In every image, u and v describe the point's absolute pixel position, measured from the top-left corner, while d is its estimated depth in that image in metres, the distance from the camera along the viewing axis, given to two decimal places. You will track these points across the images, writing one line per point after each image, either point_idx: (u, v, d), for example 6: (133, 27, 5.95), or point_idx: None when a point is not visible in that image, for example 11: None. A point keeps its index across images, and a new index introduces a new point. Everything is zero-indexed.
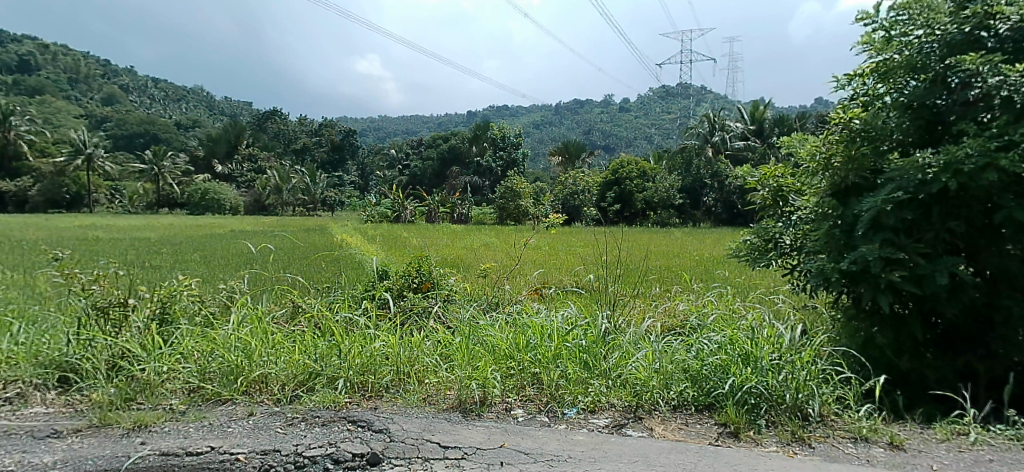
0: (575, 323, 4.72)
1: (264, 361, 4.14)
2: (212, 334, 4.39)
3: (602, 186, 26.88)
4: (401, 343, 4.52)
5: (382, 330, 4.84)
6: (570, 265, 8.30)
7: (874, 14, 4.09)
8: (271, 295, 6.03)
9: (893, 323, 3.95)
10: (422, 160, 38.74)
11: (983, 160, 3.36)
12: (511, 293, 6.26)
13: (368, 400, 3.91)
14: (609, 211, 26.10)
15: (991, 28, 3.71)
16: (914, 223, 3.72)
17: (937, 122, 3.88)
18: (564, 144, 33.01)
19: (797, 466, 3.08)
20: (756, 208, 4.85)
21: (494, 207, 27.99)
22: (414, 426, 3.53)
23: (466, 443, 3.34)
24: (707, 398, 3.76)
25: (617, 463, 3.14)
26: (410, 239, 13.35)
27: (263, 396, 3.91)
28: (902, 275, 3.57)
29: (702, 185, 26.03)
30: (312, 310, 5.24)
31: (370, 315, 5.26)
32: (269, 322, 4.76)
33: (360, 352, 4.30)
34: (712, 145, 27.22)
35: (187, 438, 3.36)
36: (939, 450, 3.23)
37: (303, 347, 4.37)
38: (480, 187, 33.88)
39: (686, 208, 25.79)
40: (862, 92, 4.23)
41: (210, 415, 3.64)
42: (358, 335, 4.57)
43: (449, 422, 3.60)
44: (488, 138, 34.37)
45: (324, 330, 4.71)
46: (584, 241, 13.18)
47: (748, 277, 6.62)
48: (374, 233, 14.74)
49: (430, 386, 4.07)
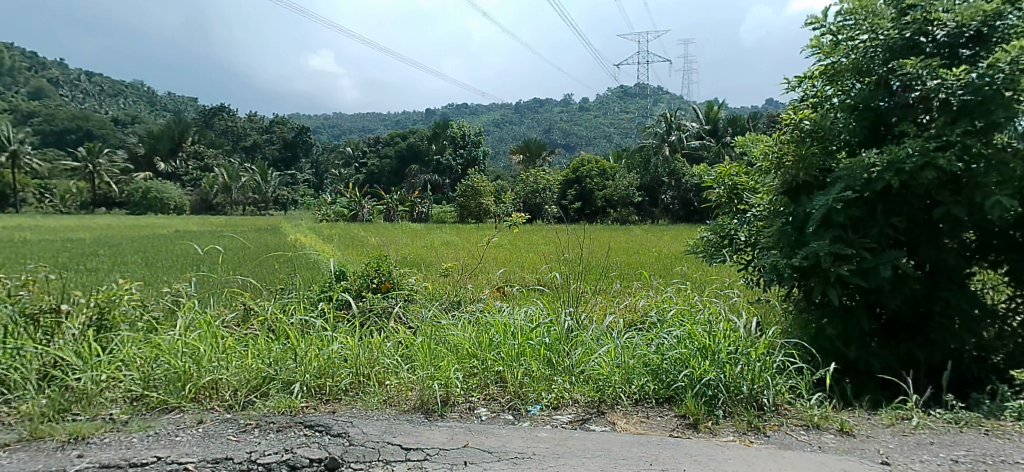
0: (538, 320, 4.76)
1: (214, 367, 4.00)
2: (156, 340, 4.20)
3: (564, 183, 27.66)
4: (361, 344, 4.47)
5: (340, 332, 4.77)
6: (531, 263, 8.31)
7: (822, 18, 4.28)
8: (218, 296, 5.83)
9: (842, 314, 4.14)
10: (380, 158, 38.23)
11: (922, 160, 3.55)
12: (473, 291, 6.22)
13: (325, 404, 3.84)
14: (571, 209, 27.07)
15: (929, 33, 3.92)
16: (860, 220, 3.93)
17: (881, 123, 4.08)
18: (524, 143, 33.19)
19: (753, 455, 3.18)
20: (712, 206, 5.03)
21: (454, 205, 27.68)
22: (374, 429, 3.48)
23: (428, 444, 3.31)
24: (667, 391, 3.89)
25: (581, 457, 3.17)
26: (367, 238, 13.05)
27: (213, 403, 3.78)
28: (849, 269, 3.77)
29: (660, 183, 26.57)
30: (265, 312, 5.13)
31: (327, 318, 5.17)
32: (219, 326, 4.62)
33: (318, 354, 4.21)
34: (669, 144, 27.54)
35: (130, 449, 3.21)
36: (884, 435, 3.40)
37: (256, 351, 4.26)
38: (440, 186, 33.59)
39: (644, 206, 26.37)
40: (811, 94, 4.42)
41: (156, 424, 3.49)
42: (315, 338, 4.49)
43: (411, 423, 3.56)
44: (447, 137, 34.10)
45: (279, 334, 4.62)
46: (545, 239, 13.21)
47: (705, 273, 6.81)
48: (333, 233, 14.49)
49: (390, 388, 4.03)
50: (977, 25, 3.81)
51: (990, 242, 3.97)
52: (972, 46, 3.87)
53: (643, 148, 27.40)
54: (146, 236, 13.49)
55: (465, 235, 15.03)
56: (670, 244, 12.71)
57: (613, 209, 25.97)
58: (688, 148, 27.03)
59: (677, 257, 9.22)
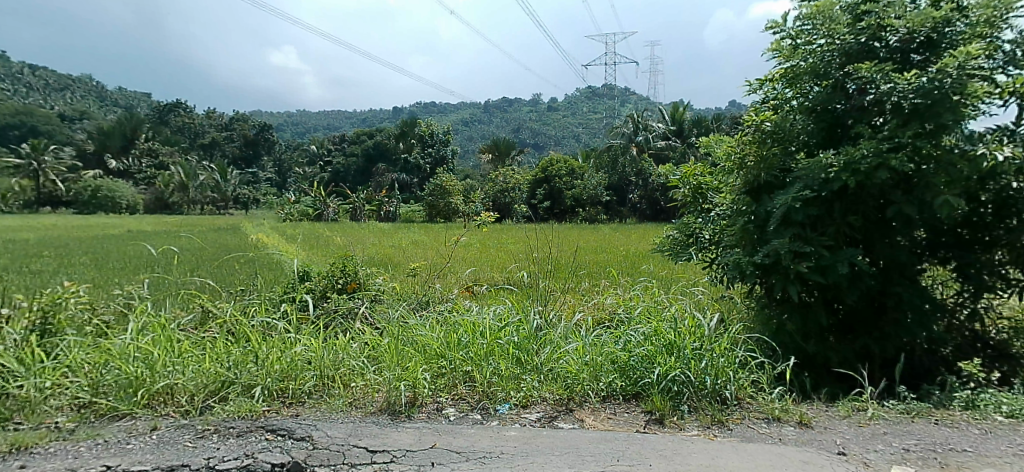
0: (506, 319, 4.78)
1: (169, 372, 3.88)
2: (105, 345, 4.07)
3: (532, 183, 27.82)
4: (325, 346, 4.39)
5: (304, 334, 4.69)
6: (500, 262, 8.32)
7: (781, 23, 4.42)
8: (173, 298, 5.63)
9: (801, 309, 4.29)
10: (345, 156, 37.61)
11: (876, 161, 3.71)
12: (441, 291, 6.19)
13: (287, 407, 3.76)
14: (540, 208, 27.24)
15: (883, 39, 4.10)
16: (818, 218, 4.09)
17: (838, 125, 4.24)
18: (494, 143, 33.32)
19: (717, 448, 3.26)
20: (678, 205, 5.15)
21: (422, 205, 27.51)
22: (339, 432, 3.43)
23: (394, 446, 3.28)
24: (635, 387, 3.96)
25: (548, 455, 3.19)
26: (332, 238, 12.79)
27: (168, 409, 3.67)
28: (808, 266, 3.91)
29: (628, 182, 27.03)
30: (224, 314, 5.00)
31: (291, 320, 5.06)
32: (174, 329, 4.49)
33: (280, 357, 4.13)
34: (637, 144, 28.03)
35: (77, 458, 3.10)
36: (841, 426, 3.54)
37: (214, 355, 4.16)
38: (409, 185, 33.25)
39: (613, 205, 26.83)
40: (772, 96, 4.56)
41: (105, 432, 3.37)
42: (277, 340, 4.40)
43: (377, 425, 3.53)
44: (416, 135, 33.92)
45: (238, 337, 4.52)
46: (515, 238, 13.26)
47: (671, 271, 6.93)
48: (297, 232, 14.19)
49: (356, 390, 3.98)
50: (927, 31, 3.99)
51: (940, 240, 4.15)
52: (923, 51, 4.07)
53: (611, 148, 27.73)
54: (95, 235, 12.98)
55: (434, 234, 14.99)
56: (639, 242, 12.92)
57: (582, 208, 26.34)
58: (655, 148, 27.48)
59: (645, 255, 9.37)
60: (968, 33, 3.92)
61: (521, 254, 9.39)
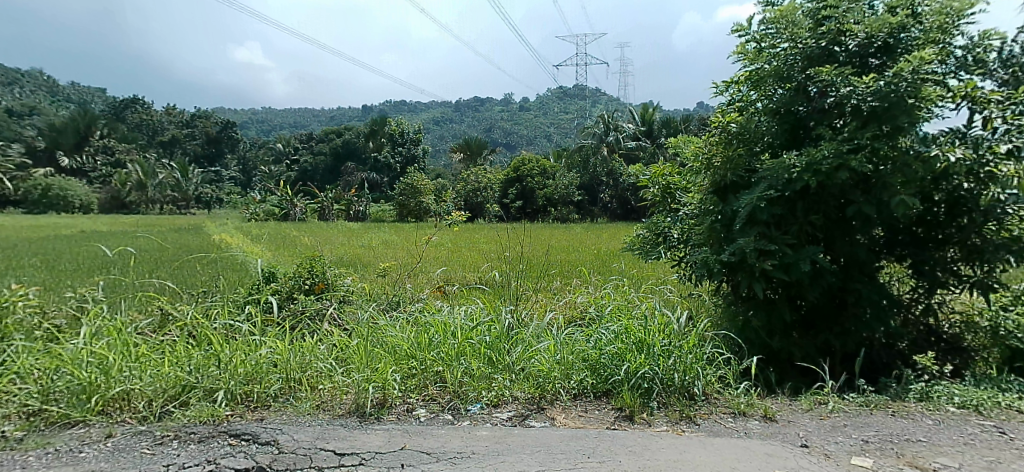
0: (478, 319, 4.77)
1: (125, 377, 3.77)
2: (57, 350, 3.94)
3: (506, 182, 27.58)
4: (291, 348, 4.31)
5: (270, 336, 4.59)
6: (473, 262, 8.30)
7: (746, 27, 4.53)
8: (129, 299, 5.42)
9: (766, 306, 4.41)
10: (312, 154, 36.90)
11: (837, 162, 3.84)
12: (412, 291, 6.14)
13: (252, 411, 3.69)
14: (512, 207, 27.23)
15: (842, 43, 4.24)
16: (782, 218, 4.21)
17: (800, 127, 4.38)
18: (466, 142, 33.30)
19: (684, 443, 3.32)
20: (647, 205, 5.23)
21: (393, 204, 27.30)
22: (306, 435, 3.38)
23: (363, 449, 3.24)
24: (605, 385, 4.01)
25: (519, 454, 3.20)
26: (299, 238, 12.52)
27: (125, 415, 3.57)
28: (772, 264, 4.03)
29: (599, 182, 27.35)
30: (185, 317, 4.86)
31: (255, 322, 4.95)
32: (131, 333, 4.36)
33: (244, 360, 4.05)
34: (608, 145, 27.86)
35: (25, 469, 3.00)
36: (804, 420, 3.65)
37: (174, 359, 4.06)
38: (378, 184, 32.79)
39: (584, 205, 27.14)
40: (738, 98, 4.68)
41: (56, 440, 3.28)
42: (241, 343, 4.31)
43: (345, 428, 3.49)
44: (385, 133, 33.79)
45: (200, 340, 4.41)
46: (488, 237, 13.27)
47: (641, 269, 7.03)
48: (264, 232, 13.83)
49: (323, 393, 3.93)
50: (885, 37, 4.15)
51: (897, 238, 4.32)
52: (880, 56, 4.22)
53: (583, 148, 27.91)
54: (46, 233, 12.49)
55: (405, 234, 14.89)
56: (611, 241, 13.05)
57: (553, 207, 26.58)
58: (626, 149, 27.28)
59: (616, 254, 9.47)
60: (922, 39, 4.09)
61: (494, 253, 9.37)
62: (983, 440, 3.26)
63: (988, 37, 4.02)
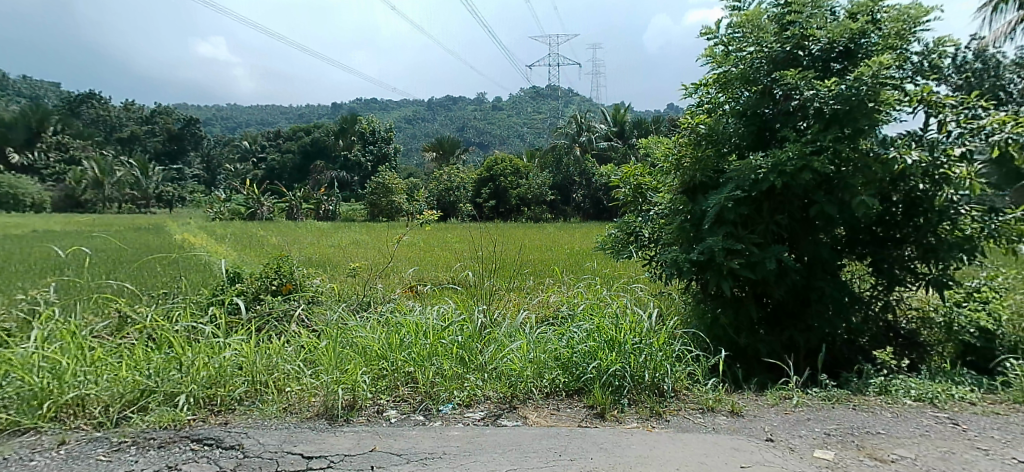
0: (450, 319, 4.75)
1: (79, 382, 3.66)
2: (6, 355, 3.79)
3: (477, 182, 27.95)
4: (257, 351, 4.22)
5: (234, 338, 4.49)
6: (445, 261, 8.25)
7: (715, 30, 4.63)
8: (84, 302, 5.23)
9: (733, 304, 4.52)
10: (278, 152, 36.20)
11: (800, 163, 3.95)
12: (383, 292, 6.08)
13: (215, 415, 3.61)
14: (485, 207, 27.20)
15: (805, 48, 4.36)
16: (749, 217, 4.32)
17: (766, 129, 4.50)
18: (438, 141, 33.13)
19: (653, 439, 3.37)
20: (619, 205, 5.30)
21: (363, 204, 27.07)
22: (272, 439, 3.31)
23: (332, 451, 3.18)
24: (577, 383, 4.05)
25: (492, 454, 3.18)
26: (266, 238, 12.25)
27: (79, 421, 3.46)
28: (740, 263, 4.13)
29: (572, 181, 27.63)
30: (144, 319, 4.72)
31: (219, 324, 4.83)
32: (86, 336, 4.22)
33: (207, 363, 3.95)
34: (580, 145, 28.22)
35: None
36: (770, 414, 3.74)
37: (132, 362, 3.96)
38: (348, 183, 32.31)
39: (557, 204, 27.37)
40: (706, 100, 4.79)
41: (5, 448, 3.15)
42: (204, 346, 4.21)
43: (313, 431, 3.43)
44: (356, 132, 33.04)
45: (160, 343, 4.29)
46: (461, 237, 13.23)
47: (613, 268, 7.11)
48: (229, 232, 13.45)
49: (291, 395, 3.86)
50: (846, 42, 4.29)
51: (858, 237, 4.46)
52: (841, 61, 4.37)
53: (555, 148, 28.16)
54: None
55: (376, 233, 14.74)
56: (582, 241, 13.15)
57: (527, 207, 26.70)
58: (598, 149, 27.79)
59: (588, 253, 9.55)
60: (881, 45, 4.24)
61: (466, 253, 9.34)
62: (938, 431, 3.39)
63: (942, 44, 4.20)
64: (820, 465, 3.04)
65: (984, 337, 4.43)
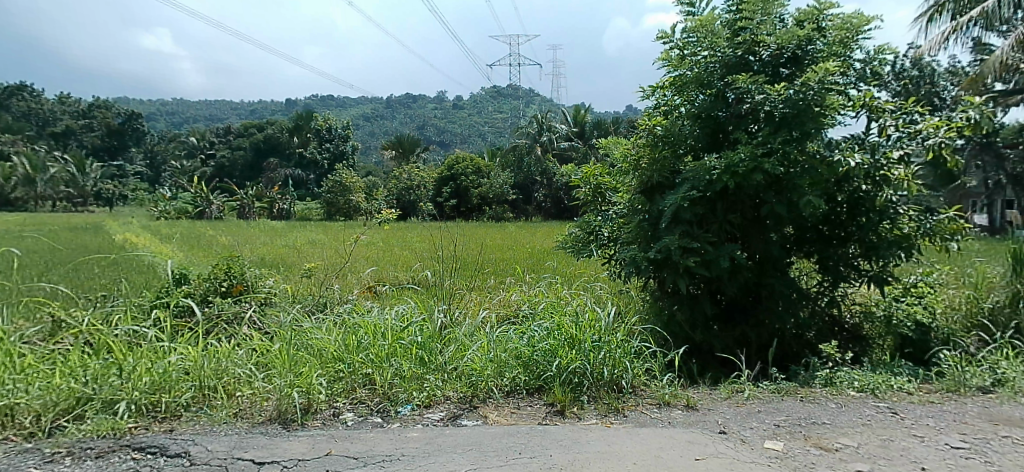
0: (410, 319, 4.70)
1: (7, 391, 3.50)
2: None
3: (438, 181, 27.72)
4: (205, 354, 4.07)
5: (180, 342, 4.32)
6: (405, 261, 8.13)
7: (670, 34, 4.74)
8: (11, 306, 4.93)
9: (689, 301, 4.65)
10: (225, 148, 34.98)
11: (752, 165, 4.10)
12: (340, 292, 5.95)
13: (159, 423, 3.46)
14: (445, 206, 27.00)
15: (756, 53, 4.53)
16: (704, 217, 4.45)
17: (720, 131, 4.64)
18: (397, 139, 32.80)
19: (611, 435, 3.42)
20: (579, 205, 5.37)
21: (319, 203, 26.58)
22: (222, 445, 3.21)
23: (285, 456, 3.09)
24: (537, 381, 4.09)
25: (450, 454, 3.15)
26: (215, 238, 11.76)
27: (8, 432, 3.28)
28: (695, 261, 4.25)
29: (533, 181, 28.19)
30: (80, 323, 4.48)
31: (164, 328, 4.63)
32: (16, 343, 4.08)
33: (150, 369, 3.80)
34: (542, 144, 28.60)
35: None
36: (723, 407, 3.87)
37: (68, 369, 3.79)
38: (303, 181, 31.78)
39: (518, 203, 27.67)
40: (663, 102, 4.90)
41: None
42: (147, 351, 4.05)
43: (265, 436, 3.33)
44: (312, 129, 33.09)
45: (99, 348, 4.09)
46: (422, 236, 13.10)
47: (573, 267, 7.18)
48: (177, 231, 12.92)
49: (242, 400, 3.74)
50: (793, 48, 4.48)
51: (805, 235, 4.66)
52: (789, 66, 4.55)
53: (517, 148, 28.50)
54: None
55: (334, 232, 14.43)
56: (543, 240, 13.25)
57: (488, 206, 26.84)
58: (558, 149, 27.99)
59: (549, 252, 9.61)
60: (826, 51, 4.44)
61: (426, 252, 9.25)
62: (878, 420, 3.57)
63: (881, 52, 4.43)
64: (769, 455, 3.15)
65: (920, 329, 4.73)
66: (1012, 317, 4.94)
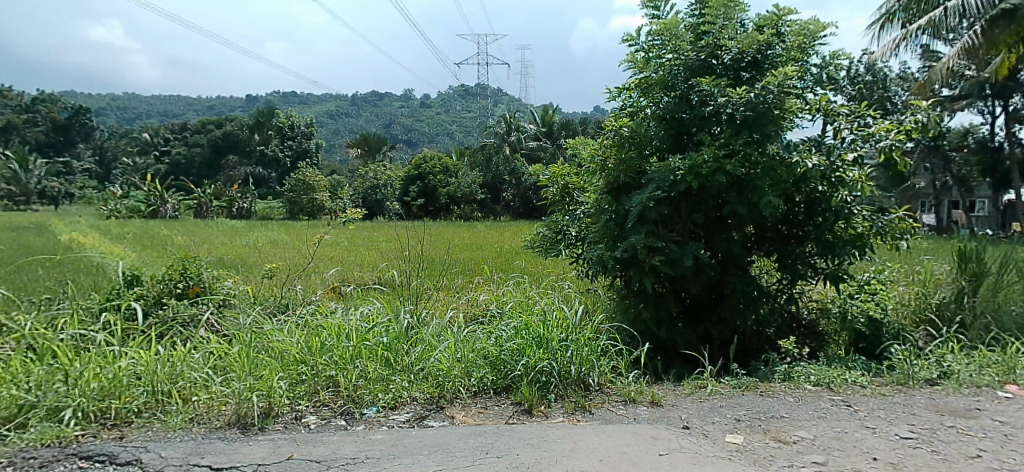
0: (375, 320, 4.63)
1: None
2: None
3: (405, 180, 27.26)
4: (159, 358, 3.93)
5: (132, 346, 4.16)
6: (370, 261, 8.00)
7: (635, 37, 4.81)
8: None
9: (654, 299, 4.73)
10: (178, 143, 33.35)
11: (715, 166, 4.19)
12: (303, 293, 5.82)
13: (109, 430, 3.33)
14: (413, 206, 26.77)
15: (718, 57, 4.65)
16: (669, 217, 4.55)
17: (684, 133, 4.73)
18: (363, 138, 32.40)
19: (578, 432, 3.45)
20: (547, 204, 5.41)
21: (282, 202, 26.07)
22: (177, 452, 3.10)
23: (244, 461, 3.01)
24: (505, 380, 4.09)
25: (416, 455, 3.12)
26: (170, 237, 11.34)
27: None
28: (660, 260, 4.32)
29: (502, 181, 28.46)
30: (22, 327, 4.27)
31: (114, 331, 4.45)
32: None
33: (99, 374, 3.65)
34: (510, 144, 28.19)
35: None
36: (686, 403, 3.95)
37: (10, 375, 3.62)
38: (265, 179, 30.48)
39: (487, 202, 27.82)
40: (629, 104, 4.96)
41: None
42: (96, 355, 3.89)
43: (224, 441, 3.24)
44: (272, 126, 31.40)
45: (43, 353, 3.90)
46: (388, 236, 12.95)
47: (540, 267, 7.20)
48: (128, 231, 12.36)
49: (198, 404, 3.62)
50: (753, 53, 4.61)
51: (765, 235, 4.80)
52: (750, 70, 4.68)
53: (485, 147, 28.57)
54: None
55: (296, 232, 14.08)
56: (510, 239, 13.26)
57: (456, 206, 26.80)
58: (527, 148, 27.67)
59: (517, 251, 9.62)
60: (784, 56, 4.58)
61: (392, 252, 9.12)
62: (833, 413, 3.71)
63: (837, 57, 4.60)
64: (730, 449, 3.23)
65: (872, 325, 4.93)
66: (957, 311, 5.20)
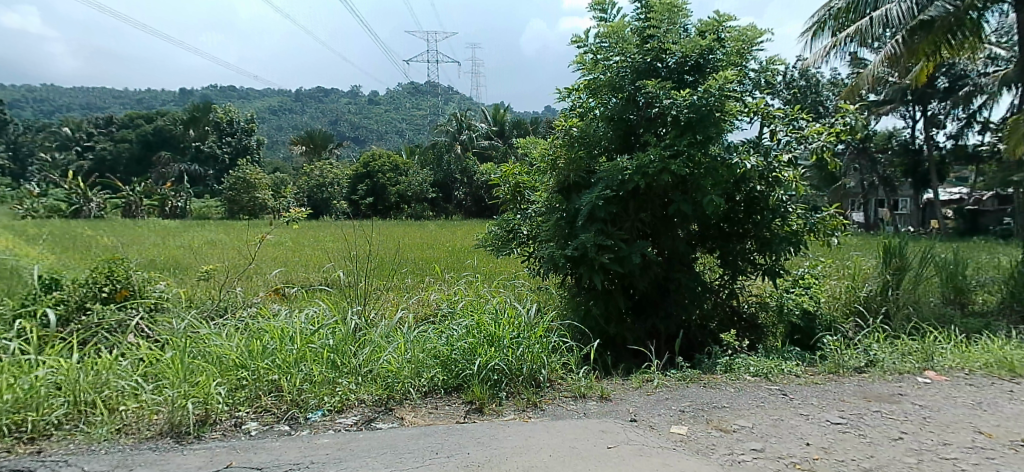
0: (320, 322, 4.50)
1: None
2: None
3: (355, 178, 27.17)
4: (83, 367, 3.69)
5: (51, 354, 3.88)
6: (317, 261, 7.80)
7: (584, 39, 4.88)
8: None
9: (603, 296, 4.83)
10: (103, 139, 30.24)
11: (660, 165, 4.30)
12: (243, 296, 5.59)
13: (24, 444, 3.10)
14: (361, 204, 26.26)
15: (663, 60, 4.77)
16: (617, 215, 4.64)
17: (632, 133, 4.85)
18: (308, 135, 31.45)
19: (529, 429, 3.47)
20: (498, 203, 5.43)
21: (220, 200, 25.04)
22: (102, 465, 2.91)
23: None
24: (456, 380, 4.06)
25: (364, 458, 3.06)
26: (97, 238, 10.65)
27: None
28: (609, 258, 4.40)
29: (453, 179, 28.17)
30: None
31: (30, 339, 4.13)
32: None
33: (13, 385, 3.40)
34: (462, 143, 28.81)
35: None
36: (634, 397, 4.05)
37: None
38: None
39: (438, 201, 27.58)
40: (578, 105, 5.03)
41: None
42: (10, 366, 3.61)
43: (156, 452, 3.06)
44: None
45: None
46: (335, 235, 12.64)
47: (492, 265, 7.21)
48: (48, 230, 11.54)
49: (125, 414, 3.40)
50: (696, 57, 4.77)
51: (708, 233, 4.98)
52: (693, 74, 4.84)
53: (436, 145, 28.35)
54: None
55: (237, 232, 13.51)
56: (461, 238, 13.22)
57: (406, 204, 26.67)
58: (479, 148, 28.45)
59: (469, 250, 9.63)
60: (725, 61, 4.75)
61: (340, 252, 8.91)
62: (772, 402, 3.89)
63: (773, 63, 4.82)
64: (675, 439, 3.34)
65: (806, 317, 5.20)
66: (882, 302, 5.57)
